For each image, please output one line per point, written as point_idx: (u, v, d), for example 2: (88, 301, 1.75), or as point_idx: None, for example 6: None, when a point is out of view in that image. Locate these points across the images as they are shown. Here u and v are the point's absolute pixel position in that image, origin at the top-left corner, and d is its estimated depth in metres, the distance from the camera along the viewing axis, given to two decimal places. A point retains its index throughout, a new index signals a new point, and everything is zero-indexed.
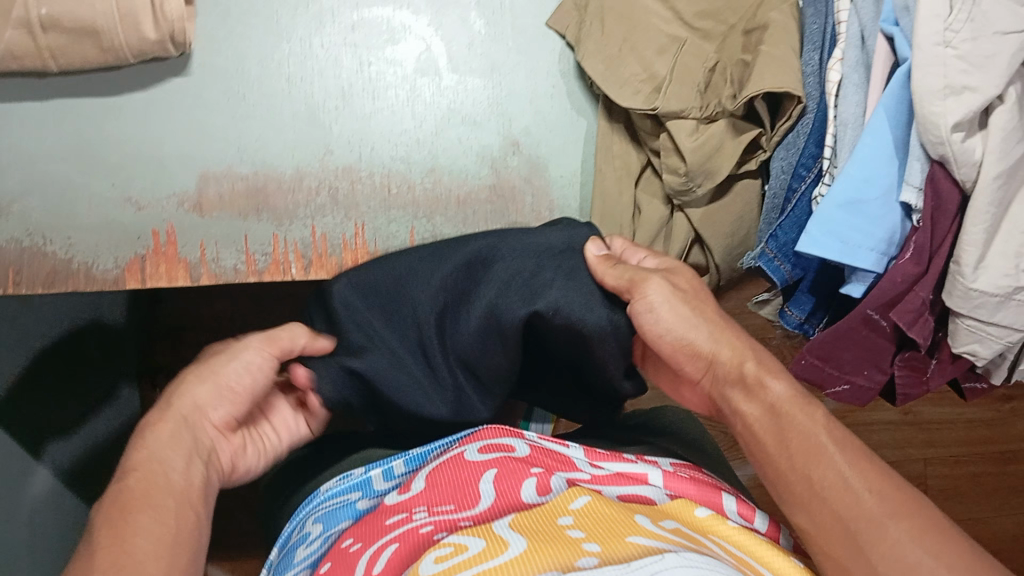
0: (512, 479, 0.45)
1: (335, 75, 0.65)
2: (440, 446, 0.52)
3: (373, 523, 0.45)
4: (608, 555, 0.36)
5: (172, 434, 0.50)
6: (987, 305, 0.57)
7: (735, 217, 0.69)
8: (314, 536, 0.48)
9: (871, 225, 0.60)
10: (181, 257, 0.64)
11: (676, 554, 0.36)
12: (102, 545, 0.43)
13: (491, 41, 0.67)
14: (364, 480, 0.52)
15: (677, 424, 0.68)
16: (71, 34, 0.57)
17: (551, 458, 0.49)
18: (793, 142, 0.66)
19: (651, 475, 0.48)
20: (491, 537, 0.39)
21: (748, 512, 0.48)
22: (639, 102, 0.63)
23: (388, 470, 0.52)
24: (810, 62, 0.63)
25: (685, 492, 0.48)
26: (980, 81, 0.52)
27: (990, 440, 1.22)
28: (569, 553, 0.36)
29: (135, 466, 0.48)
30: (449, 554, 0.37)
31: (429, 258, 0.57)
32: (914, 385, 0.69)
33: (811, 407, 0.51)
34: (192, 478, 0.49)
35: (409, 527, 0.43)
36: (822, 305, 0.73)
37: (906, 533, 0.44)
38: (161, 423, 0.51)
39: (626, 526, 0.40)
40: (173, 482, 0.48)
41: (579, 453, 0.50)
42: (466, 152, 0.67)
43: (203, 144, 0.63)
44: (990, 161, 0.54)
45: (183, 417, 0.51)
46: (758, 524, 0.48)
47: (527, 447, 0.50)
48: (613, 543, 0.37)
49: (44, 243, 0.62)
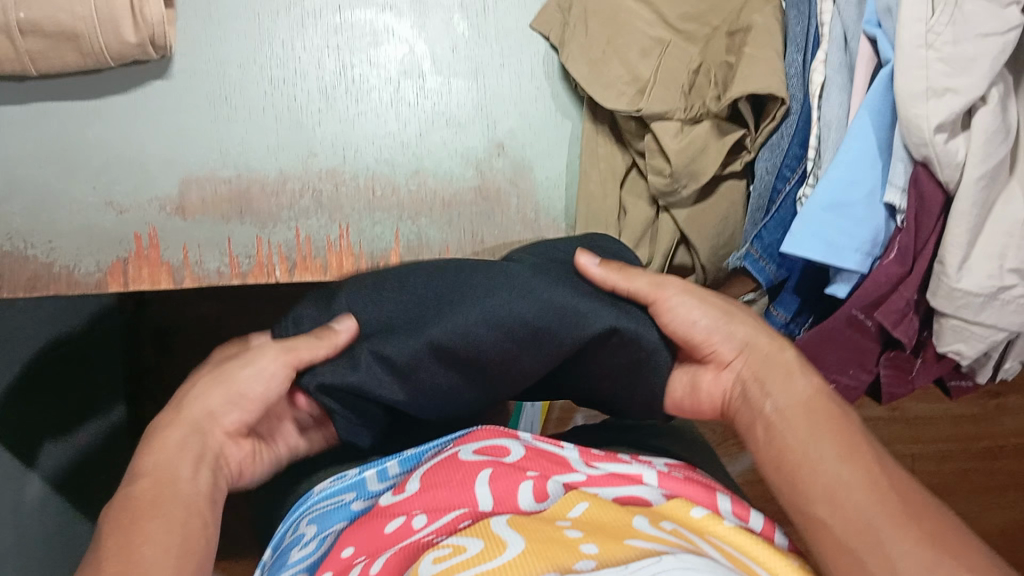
0: (508, 481, 0.45)
1: (317, 77, 0.65)
2: (435, 446, 0.51)
3: (371, 528, 0.45)
4: (605, 558, 0.36)
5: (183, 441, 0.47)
6: (971, 305, 0.57)
7: (720, 219, 0.69)
8: (309, 537, 0.48)
9: (855, 227, 0.60)
10: (164, 260, 0.63)
11: (674, 556, 0.36)
12: (109, 555, 0.40)
13: (474, 44, 0.67)
14: (358, 480, 0.51)
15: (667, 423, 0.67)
16: (51, 38, 0.57)
17: (547, 459, 0.49)
18: (777, 144, 0.66)
19: (646, 475, 0.48)
20: (490, 537, 0.39)
21: (742, 512, 0.48)
22: (624, 103, 0.63)
23: (382, 471, 0.51)
24: (793, 64, 0.64)
25: (679, 491, 0.48)
26: (963, 84, 0.53)
27: (974, 436, 1.22)
28: (568, 555, 0.36)
29: (146, 471, 0.45)
30: (447, 554, 0.37)
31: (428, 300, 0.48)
32: (900, 385, 0.69)
33: None
34: (200, 486, 0.45)
35: (411, 535, 0.42)
36: (808, 305, 0.73)
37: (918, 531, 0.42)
38: (170, 430, 0.47)
39: (624, 530, 0.40)
40: (183, 491, 0.44)
41: (574, 454, 0.50)
42: (451, 154, 0.67)
43: (186, 147, 0.63)
44: (972, 163, 0.54)
45: (193, 423, 0.48)
46: (754, 524, 0.47)
47: (521, 449, 0.49)
48: (612, 545, 0.37)
49: (25, 247, 0.61)
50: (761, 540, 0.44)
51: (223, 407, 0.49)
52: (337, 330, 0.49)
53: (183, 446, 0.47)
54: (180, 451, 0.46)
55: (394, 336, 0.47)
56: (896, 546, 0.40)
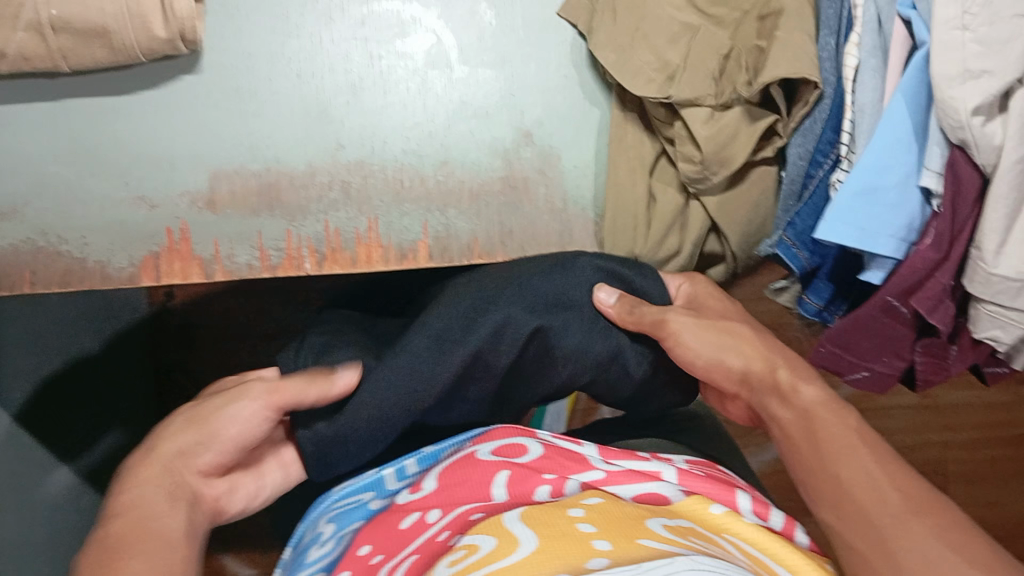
0: (524, 484, 0.46)
1: (345, 70, 0.64)
2: (452, 445, 0.52)
3: (387, 525, 0.47)
4: (618, 556, 0.36)
5: (154, 478, 0.47)
6: (1008, 291, 0.56)
7: (751, 204, 0.69)
8: (326, 536, 0.49)
9: (888, 212, 0.59)
10: (195, 254, 0.64)
11: (686, 558, 0.35)
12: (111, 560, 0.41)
13: (501, 33, 0.67)
14: (376, 480, 0.52)
15: (688, 422, 0.68)
16: (81, 35, 0.57)
17: (565, 457, 0.49)
18: (810, 128, 0.65)
19: (665, 472, 0.48)
20: (502, 533, 0.39)
21: (763, 510, 0.48)
22: (652, 91, 0.62)
23: (400, 470, 0.52)
24: (826, 48, 0.62)
25: (699, 489, 0.47)
26: (998, 65, 0.52)
27: (1009, 424, 1.21)
28: (580, 553, 0.36)
29: (122, 510, 0.45)
30: (462, 556, 0.38)
31: (427, 350, 0.52)
32: (934, 371, 0.68)
33: (844, 412, 0.52)
34: (182, 525, 0.46)
35: (424, 533, 0.44)
36: (841, 293, 0.73)
37: (931, 530, 0.43)
38: (141, 467, 0.47)
39: (638, 530, 0.39)
40: (165, 529, 0.44)
41: (593, 451, 0.50)
42: (478, 144, 0.67)
43: (214, 142, 0.63)
44: (1009, 146, 0.53)
45: (163, 463, 0.48)
46: (774, 522, 0.47)
47: (540, 447, 0.49)
48: (624, 543, 0.38)
49: (58, 243, 0.62)
50: (783, 541, 0.44)
51: (193, 441, 0.50)
52: (340, 379, 0.52)
53: (150, 480, 0.47)
54: (133, 493, 0.46)
55: (406, 383, 0.52)
56: (899, 549, 0.43)
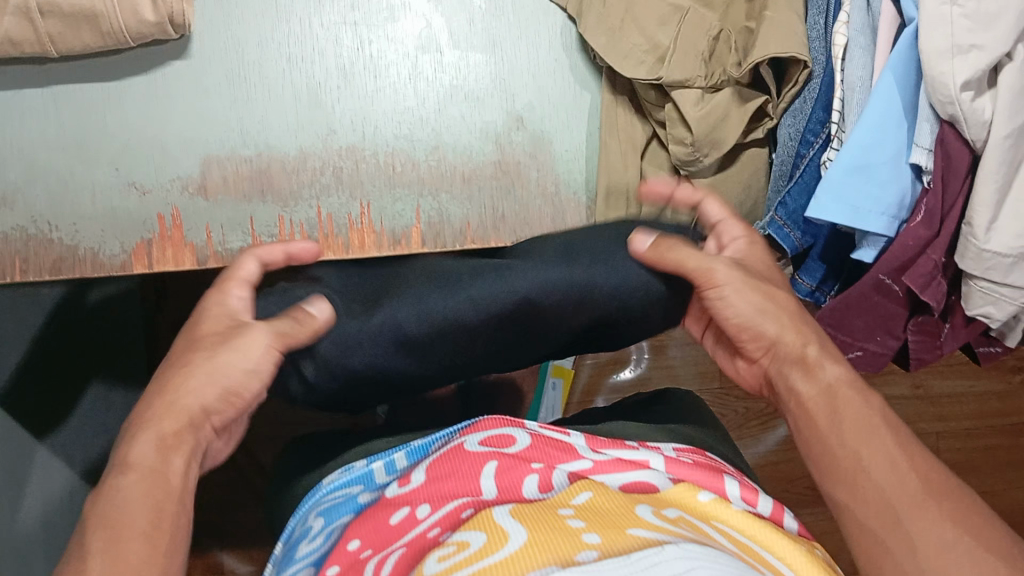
0: (512, 475, 0.46)
1: (335, 54, 0.64)
2: (441, 438, 0.52)
3: (376, 518, 0.46)
4: (607, 548, 0.36)
5: (177, 434, 0.48)
6: (1000, 266, 0.57)
7: (744, 185, 0.69)
8: (315, 531, 0.49)
9: (880, 190, 0.59)
10: (187, 241, 0.64)
11: (676, 546, 0.35)
12: None
13: (491, 17, 0.67)
14: (366, 473, 0.53)
15: (677, 411, 0.67)
16: (70, 19, 0.57)
17: (552, 446, 0.49)
18: (800, 109, 0.66)
19: (653, 461, 0.48)
20: (492, 529, 0.39)
21: (751, 497, 0.48)
22: (643, 73, 0.62)
23: (389, 463, 0.53)
24: (815, 26, 0.64)
25: (687, 477, 0.48)
26: (987, 39, 0.52)
27: (1002, 413, 1.21)
28: (570, 546, 0.36)
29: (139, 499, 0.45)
30: (452, 552, 0.37)
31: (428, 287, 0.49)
32: (928, 350, 0.69)
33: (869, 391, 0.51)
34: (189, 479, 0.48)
35: (414, 529, 0.43)
36: (833, 273, 0.73)
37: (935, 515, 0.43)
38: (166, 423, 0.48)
39: (627, 518, 0.39)
40: (172, 484, 0.47)
41: (580, 440, 0.50)
42: (470, 129, 0.67)
43: (204, 128, 0.63)
44: (1000, 120, 0.54)
45: (190, 417, 0.49)
46: (762, 508, 0.48)
47: (527, 437, 0.50)
48: (614, 535, 0.37)
49: (49, 231, 0.62)
50: (765, 524, 0.45)
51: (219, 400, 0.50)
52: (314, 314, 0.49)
53: (166, 437, 0.48)
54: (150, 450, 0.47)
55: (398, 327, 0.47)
56: None
